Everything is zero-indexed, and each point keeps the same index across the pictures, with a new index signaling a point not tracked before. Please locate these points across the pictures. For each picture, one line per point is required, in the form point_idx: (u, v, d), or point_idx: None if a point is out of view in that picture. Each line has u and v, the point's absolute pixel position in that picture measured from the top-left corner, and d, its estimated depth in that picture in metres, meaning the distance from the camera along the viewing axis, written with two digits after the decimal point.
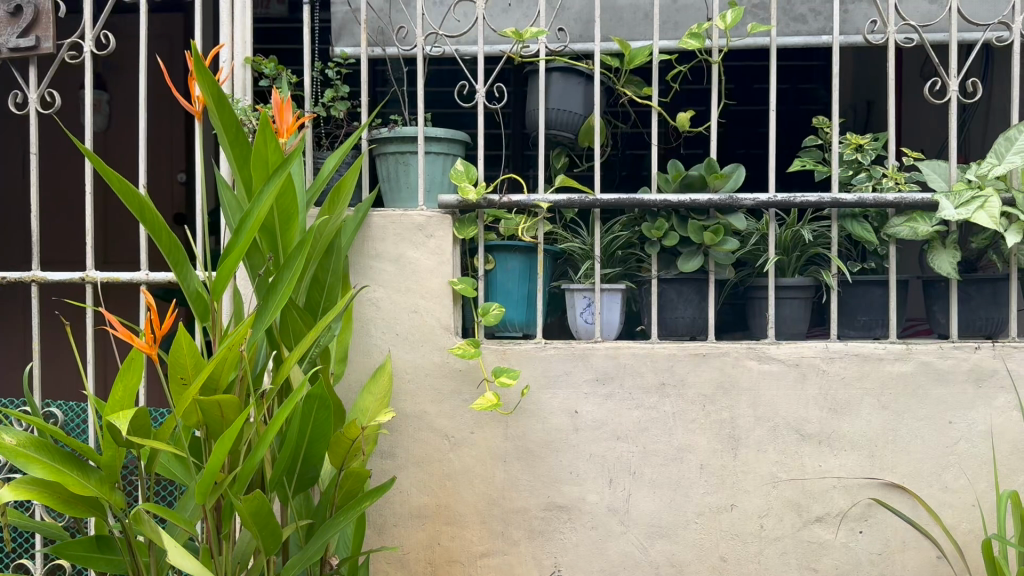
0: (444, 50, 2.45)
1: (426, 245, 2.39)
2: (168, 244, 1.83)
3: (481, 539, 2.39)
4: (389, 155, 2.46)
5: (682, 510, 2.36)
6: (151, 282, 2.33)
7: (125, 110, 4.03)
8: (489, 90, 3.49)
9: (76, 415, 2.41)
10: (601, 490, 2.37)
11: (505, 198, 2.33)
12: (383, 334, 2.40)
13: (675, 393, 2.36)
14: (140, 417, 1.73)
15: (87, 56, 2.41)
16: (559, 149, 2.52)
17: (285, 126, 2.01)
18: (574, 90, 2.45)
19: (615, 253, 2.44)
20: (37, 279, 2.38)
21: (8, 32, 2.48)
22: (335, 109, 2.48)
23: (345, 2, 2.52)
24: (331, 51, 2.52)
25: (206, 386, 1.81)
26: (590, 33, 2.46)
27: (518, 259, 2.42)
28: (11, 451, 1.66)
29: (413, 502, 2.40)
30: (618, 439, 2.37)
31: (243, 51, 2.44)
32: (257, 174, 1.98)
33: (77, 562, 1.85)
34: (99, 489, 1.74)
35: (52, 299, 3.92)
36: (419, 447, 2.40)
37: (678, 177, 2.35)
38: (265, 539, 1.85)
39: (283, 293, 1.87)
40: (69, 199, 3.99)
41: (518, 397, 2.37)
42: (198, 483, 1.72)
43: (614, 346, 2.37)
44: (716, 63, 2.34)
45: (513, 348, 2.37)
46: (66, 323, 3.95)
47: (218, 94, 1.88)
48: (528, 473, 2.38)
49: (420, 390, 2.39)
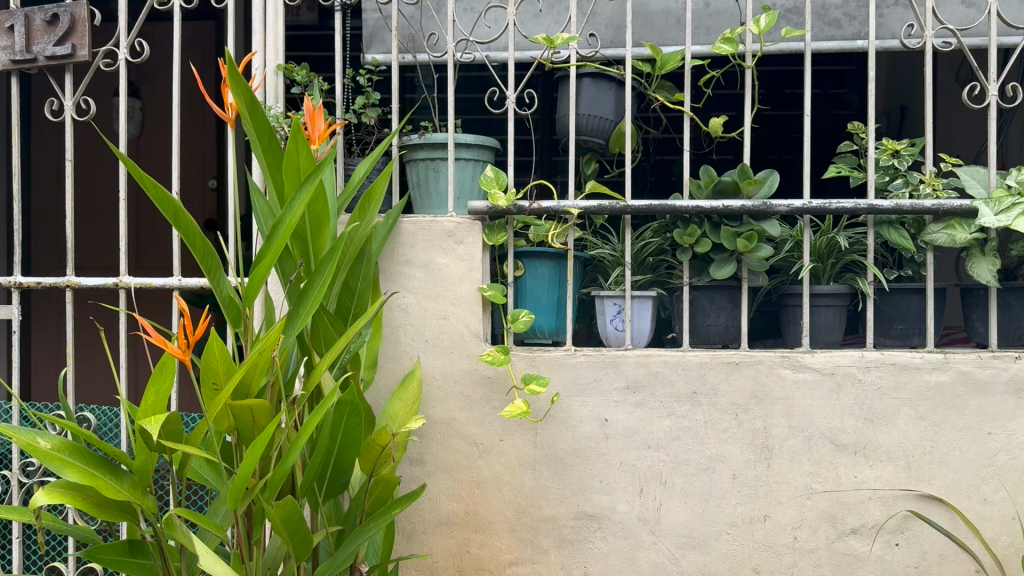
0: (475, 57, 2.44)
1: (455, 251, 2.39)
2: (201, 250, 1.85)
3: (510, 547, 2.38)
4: (419, 161, 2.46)
5: (714, 521, 2.33)
6: (183, 288, 2.34)
7: (158, 116, 4.07)
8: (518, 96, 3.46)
9: (108, 420, 2.43)
10: (631, 499, 2.34)
11: (534, 203, 2.33)
12: (412, 340, 2.40)
13: (707, 402, 2.33)
14: (172, 422, 1.73)
15: (122, 63, 2.43)
16: (589, 155, 2.50)
17: (317, 133, 2.01)
18: (604, 96, 2.42)
19: (646, 259, 2.41)
20: (71, 284, 2.39)
21: (46, 40, 2.51)
22: (365, 116, 2.48)
23: (376, 9, 2.54)
24: (362, 59, 2.54)
25: (238, 392, 1.82)
26: (622, 39, 2.45)
27: (548, 265, 2.40)
28: (45, 455, 1.66)
29: (443, 509, 2.39)
30: (650, 448, 2.34)
31: (275, 58, 2.45)
32: (289, 181, 1.99)
33: (109, 566, 1.86)
34: (131, 494, 1.74)
35: (86, 303, 3.96)
36: (448, 454, 2.39)
37: (710, 183, 2.32)
38: (296, 545, 1.85)
39: (315, 299, 1.88)
40: (103, 205, 4.04)
41: (547, 404, 2.35)
42: (229, 488, 1.72)
43: (645, 353, 2.34)
44: (749, 68, 2.31)
45: (542, 354, 2.36)
46: (99, 328, 3.99)
47: (251, 100, 1.89)
48: (557, 481, 2.36)
49: (449, 397, 2.38)
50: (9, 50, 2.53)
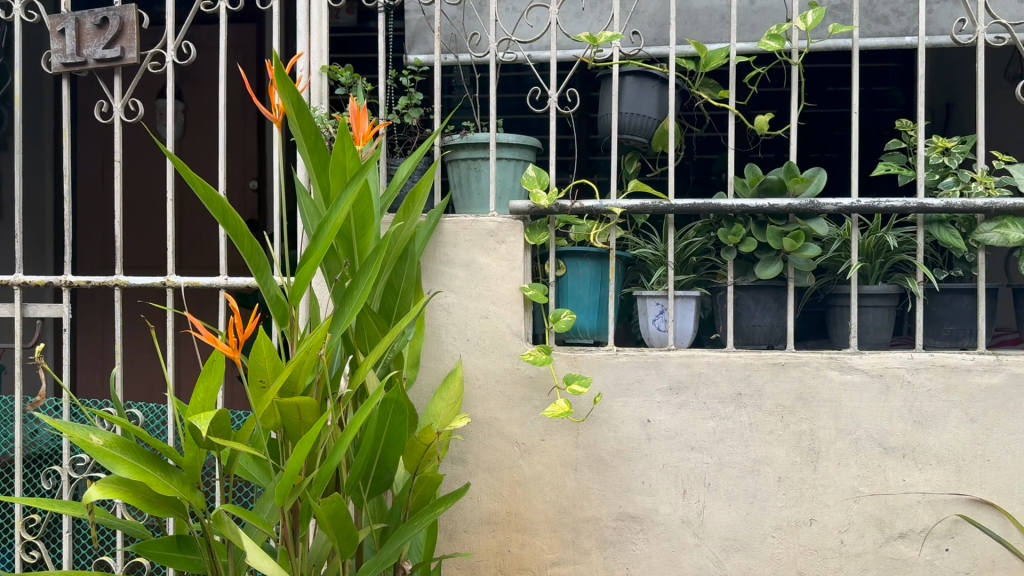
0: (517, 56, 2.43)
1: (497, 251, 2.39)
2: (248, 250, 1.86)
3: (551, 548, 2.37)
4: (460, 161, 2.47)
5: (759, 524, 2.30)
6: (230, 287, 2.37)
7: (201, 117, 4.13)
8: (562, 96, 3.27)
9: (156, 417, 2.47)
10: (674, 501, 2.33)
11: (576, 203, 2.32)
12: (454, 340, 2.40)
13: (752, 404, 2.30)
14: (221, 420, 1.75)
15: (170, 66, 2.46)
16: (631, 154, 2.47)
17: (361, 133, 2.03)
18: (647, 95, 2.39)
19: (689, 258, 2.38)
20: (120, 283, 2.43)
21: (95, 44, 2.55)
22: (408, 117, 2.49)
23: (418, 10, 2.54)
24: (405, 59, 2.55)
25: (285, 390, 1.84)
26: (665, 36, 2.43)
27: (590, 265, 2.39)
28: (97, 451, 1.69)
29: (484, 508, 2.39)
30: (693, 450, 2.32)
31: (319, 59, 2.47)
32: (334, 181, 2.00)
33: (158, 561, 1.88)
34: (180, 490, 1.76)
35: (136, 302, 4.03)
36: (489, 453, 2.39)
37: (756, 181, 2.29)
38: (341, 542, 1.86)
39: (359, 298, 1.89)
40: (150, 206, 4.11)
41: (590, 404, 2.34)
42: (276, 485, 1.74)
43: (688, 354, 2.32)
44: (795, 65, 2.28)
45: (584, 355, 2.35)
46: (150, 326, 4.06)
47: (298, 101, 1.90)
48: (599, 482, 2.35)
49: (491, 396, 2.38)
50: (60, 53, 2.58)
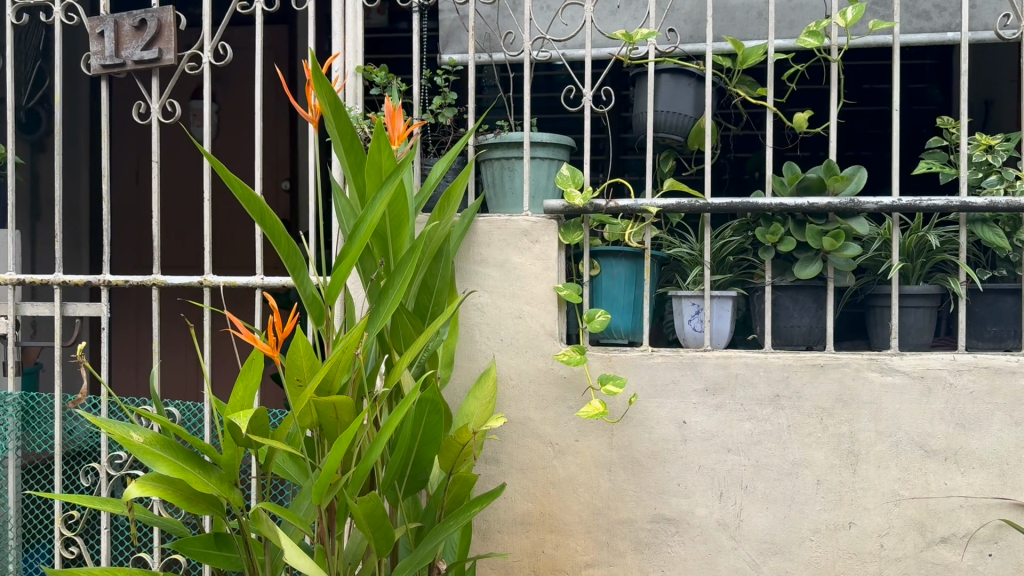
0: (551, 55, 2.42)
1: (531, 250, 2.38)
2: (285, 250, 1.87)
3: (585, 549, 2.36)
4: (494, 160, 2.46)
5: (797, 527, 2.27)
6: (266, 286, 2.38)
7: (235, 118, 4.16)
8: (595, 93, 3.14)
9: (192, 415, 2.49)
10: (710, 503, 2.30)
11: (611, 202, 2.30)
12: (487, 339, 2.40)
13: (790, 405, 2.27)
14: (259, 418, 1.75)
15: (207, 67, 2.48)
16: (667, 153, 2.45)
17: (396, 133, 2.03)
18: (683, 92, 2.36)
19: (726, 258, 2.36)
20: (158, 282, 2.45)
21: (134, 45, 2.58)
22: (442, 116, 2.49)
23: (452, 10, 2.54)
24: (439, 59, 2.55)
25: (322, 388, 1.85)
26: (701, 33, 2.40)
27: (625, 265, 2.36)
28: (137, 448, 1.70)
29: (518, 508, 2.38)
30: (730, 452, 2.29)
31: (355, 60, 2.48)
32: (370, 181, 2.00)
33: (197, 558, 1.90)
34: (218, 488, 1.77)
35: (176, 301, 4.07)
36: (523, 454, 2.38)
37: (794, 180, 2.26)
38: (378, 541, 1.86)
39: (395, 298, 1.89)
40: (186, 206, 4.15)
41: (625, 405, 2.32)
42: (314, 483, 1.74)
43: (725, 354, 2.30)
44: (834, 62, 2.25)
45: (618, 355, 2.33)
46: (190, 326, 4.10)
47: (335, 101, 1.90)
48: (634, 483, 2.33)
49: (525, 396, 2.37)
50: (99, 55, 2.61)
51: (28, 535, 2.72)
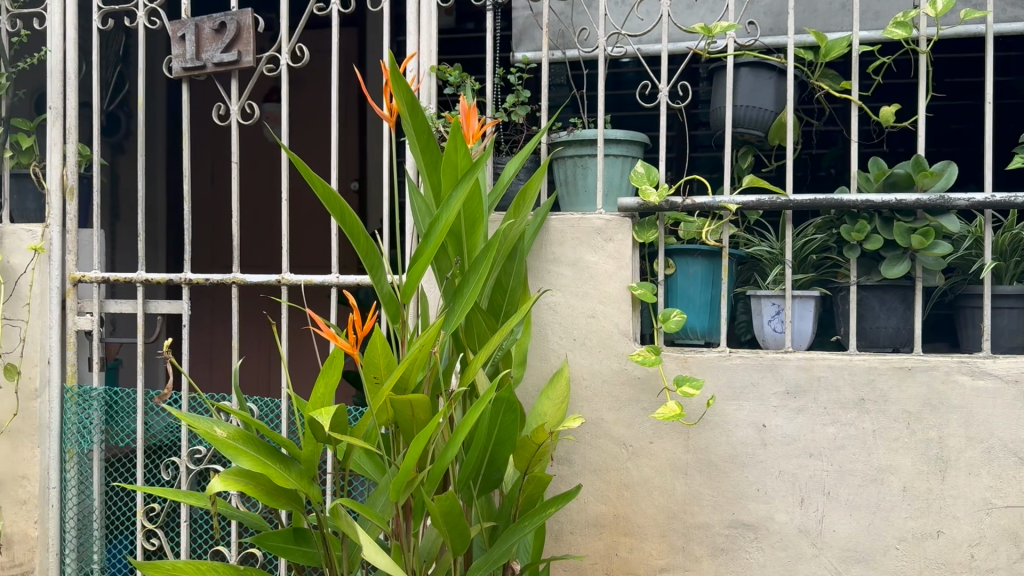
0: (627, 50, 2.39)
1: (605, 249, 2.35)
2: (364, 248, 1.88)
3: (661, 553, 2.32)
4: (567, 158, 2.43)
5: (882, 535, 2.19)
6: (341, 285, 2.41)
7: (307, 118, 4.23)
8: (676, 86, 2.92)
9: (270, 411, 2.54)
10: (791, 509, 2.24)
11: (688, 199, 2.26)
12: (560, 339, 2.37)
13: (876, 409, 2.20)
14: (339, 414, 1.76)
15: (284, 68, 2.51)
16: (746, 148, 2.39)
17: (471, 132, 2.03)
18: (764, 86, 2.30)
19: (809, 257, 2.28)
20: (237, 281, 2.49)
21: (214, 48, 2.63)
22: (515, 114, 2.48)
23: (526, 7, 2.53)
24: (512, 57, 2.54)
25: (398, 386, 1.85)
26: (782, 26, 2.34)
27: (701, 263, 2.30)
28: (221, 443, 1.72)
29: (592, 510, 2.35)
30: (812, 457, 2.23)
31: (429, 60, 2.49)
32: (446, 180, 2.00)
33: (277, 552, 1.92)
34: (298, 483, 1.79)
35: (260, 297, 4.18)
36: (597, 455, 2.35)
37: (881, 176, 2.19)
38: (454, 539, 1.86)
39: (470, 296, 1.89)
40: (262, 206, 4.24)
41: (702, 407, 2.28)
42: (392, 480, 1.75)
43: (807, 356, 2.23)
44: (923, 53, 2.17)
45: (695, 356, 2.28)
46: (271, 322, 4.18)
47: (412, 101, 1.90)
48: (711, 487, 2.28)
49: (598, 396, 2.35)
50: (180, 58, 2.66)
51: (111, 526, 2.78)
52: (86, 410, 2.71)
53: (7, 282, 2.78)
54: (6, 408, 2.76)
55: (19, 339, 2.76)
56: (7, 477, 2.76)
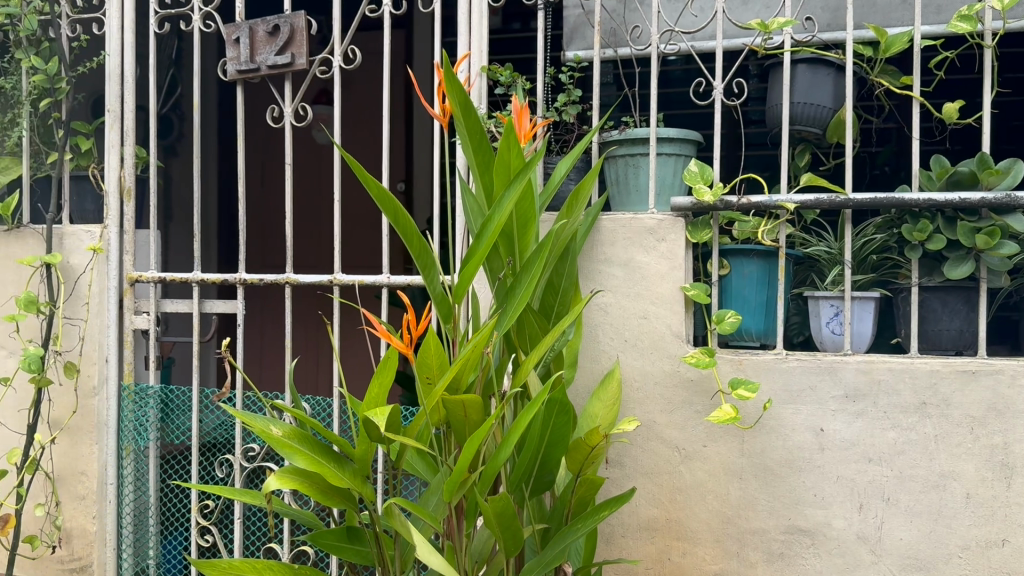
0: (680, 47, 2.36)
1: (657, 249, 2.32)
2: (417, 249, 1.88)
3: (714, 558, 2.28)
4: (618, 157, 2.39)
5: (944, 543, 2.14)
6: (392, 285, 2.42)
7: (357, 120, 4.27)
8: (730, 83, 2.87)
9: (321, 410, 2.57)
10: (849, 515, 2.19)
11: (743, 198, 2.22)
12: (611, 340, 2.35)
13: (938, 414, 2.14)
14: (393, 414, 1.77)
15: (336, 70, 2.53)
16: (804, 146, 2.37)
17: (523, 131, 2.03)
18: (823, 83, 2.25)
19: (868, 257, 2.25)
20: (289, 282, 2.51)
21: (268, 51, 2.66)
22: (566, 113, 2.46)
23: (578, 6, 2.51)
24: (564, 56, 2.52)
25: (451, 387, 1.85)
26: (840, 21, 2.31)
27: (757, 264, 2.26)
28: (277, 441, 1.73)
29: (644, 514, 2.33)
30: (871, 462, 2.18)
31: (480, 60, 2.48)
32: (498, 180, 1.99)
33: (331, 551, 1.94)
34: (352, 481, 1.80)
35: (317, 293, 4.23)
36: (649, 458, 2.32)
37: (944, 175, 2.13)
38: (506, 541, 1.85)
39: (522, 297, 1.88)
40: (313, 206, 4.28)
41: (758, 410, 2.24)
42: (446, 480, 1.75)
43: (867, 359, 2.18)
44: (988, 48, 2.10)
45: (750, 358, 2.25)
46: (326, 319, 4.22)
47: (465, 102, 1.90)
48: (766, 492, 2.24)
49: (650, 399, 2.32)
50: (235, 61, 2.69)
51: (167, 522, 2.83)
52: (143, 408, 2.76)
53: (67, 282, 2.84)
54: (66, 405, 2.82)
55: (78, 337, 2.82)
56: (67, 473, 2.82)
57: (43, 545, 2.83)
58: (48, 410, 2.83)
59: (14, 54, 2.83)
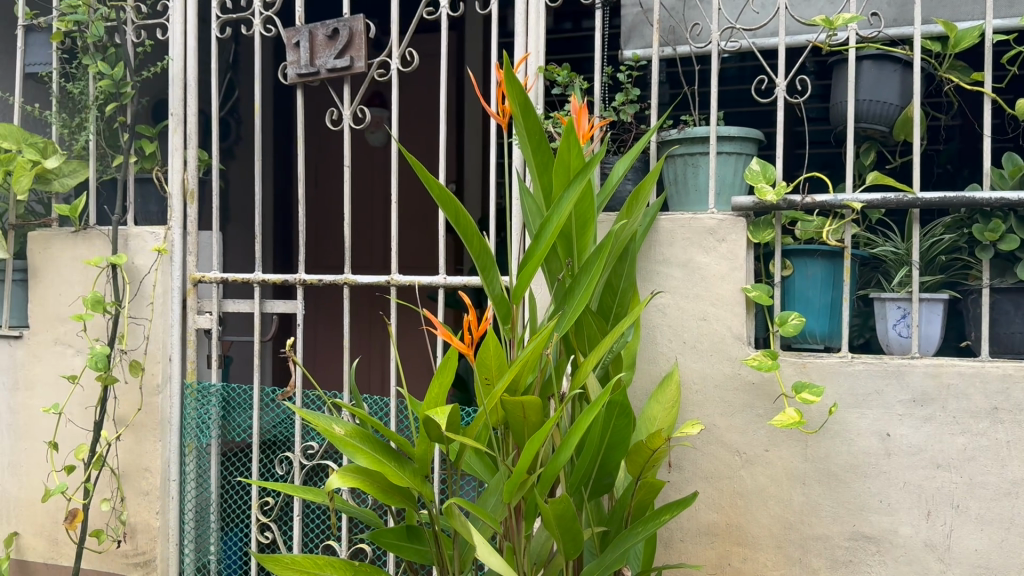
0: (741, 44, 2.33)
1: (717, 250, 2.29)
2: (477, 250, 1.88)
3: (776, 564, 2.24)
4: (677, 157, 2.36)
5: (1017, 553, 2.07)
6: (448, 285, 2.43)
7: (414, 121, 4.30)
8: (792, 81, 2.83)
9: (379, 409, 2.60)
10: (916, 523, 2.14)
11: (807, 198, 2.18)
12: (670, 342, 2.33)
13: (1011, 419, 2.07)
14: (453, 414, 1.77)
15: (394, 72, 2.54)
16: (869, 143, 2.32)
17: (581, 132, 2.01)
18: (889, 79, 2.20)
19: (937, 257, 2.19)
20: (348, 282, 2.54)
21: (327, 54, 2.69)
22: (624, 113, 2.44)
23: (636, 4, 2.49)
24: (622, 55, 2.50)
25: (510, 388, 1.85)
26: (907, 16, 2.23)
27: (820, 264, 2.21)
28: (339, 440, 1.75)
29: (703, 518, 2.30)
30: (939, 468, 2.12)
31: (537, 60, 2.48)
32: (558, 181, 1.99)
33: (392, 550, 1.95)
34: (411, 480, 1.81)
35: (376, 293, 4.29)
36: (708, 461, 2.29)
37: (1016, 173, 2.08)
38: (566, 543, 1.84)
39: (581, 299, 1.87)
40: (371, 207, 4.32)
41: (823, 415, 2.20)
42: (506, 481, 1.74)
43: (936, 363, 2.12)
44: None
45: (814, 361, 2.20)
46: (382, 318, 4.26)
47: (525, 104, 1.90)
48: (830, 498, 2.20)
49: (710, 402, 2.29)
50: (295, 65, 2.73)
51: (227, 518, 2.88)
52: (205, 406, 2.82)
53: (132, 282, 2.91)
54: (131, 402, 2.89)
55: (143, 336, 2.88)
56: (131, 469, 2.89)
57: (109, 540, 2.90)
58: (114, 408, 2.90)
59: (81, 59, 2.89)
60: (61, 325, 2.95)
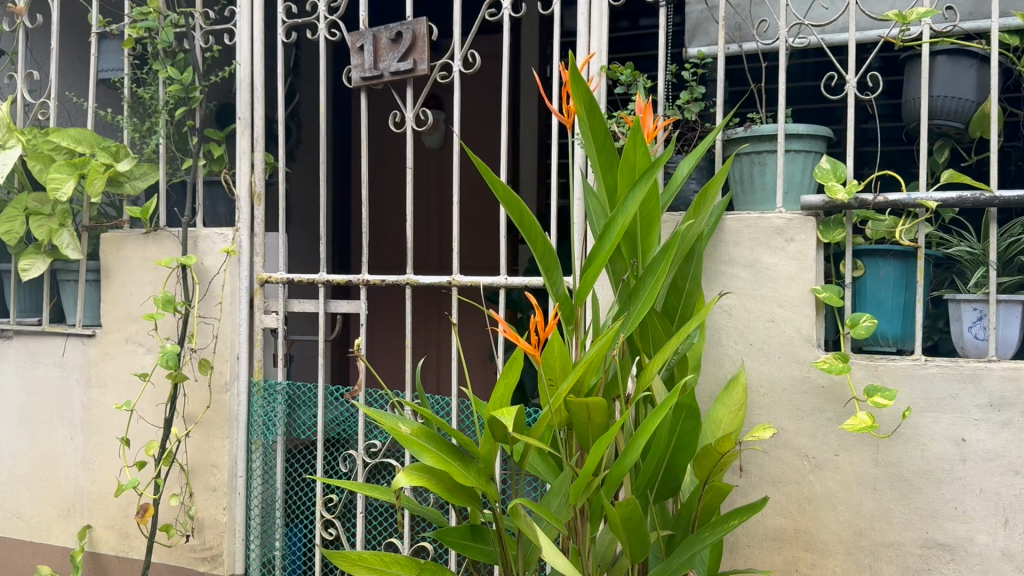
0: (809, 40, 2.28)
1: (785, 250, 2.25)
2: (541, 251, 1.88)
3: (845, 571, 2.20)
4: (743, 156, 2.33)
5: None
6: (510, 285, 2.44)
7: (474, 122, 4.32)
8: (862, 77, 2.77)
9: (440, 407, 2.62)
10: (994, 531, 2.07)
11: (879, 197, 2.12)
12: (736, 344, 2.30)
13: None
14: (518, 415, 1.77)
15: (457, 74, 2.55)
16: (943, 141, 2.25)
17: (647, 130, 1.99)
18: (964, 74, 2.14)
19: (1015, 257, 2.12)
20: (411, 282, 2.56)
21: (391, 57, 2.71)
22: (688, 111, 2.40)
23: (701, 1, 2.47)
24: (686, 53, 2.47)
25: (574, 389, 1.84)
26: (982, 10, 2.19)
27: (893, 265, 2.16)
28: (405, 438, 1.77)
29: (770, 523, 2.26)
30: (1018, 474, 2.05)
31: (601, 60, 2.47)
32: (623, 181, 1.98)
33: (458, 549, 1.96)
34: (476, 480, 1.81)
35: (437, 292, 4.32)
36: (776, 465, 2.25)
37: None
38: (632, 546, 1.83)
39: (646, 300, 1.86)
40: (432, 208, 4.36)
41: (895, 420, 2.15)
42: (573, 482, 1.74)
43: (1015, 366, 2.06)
44: None
45: (886, 364, 2.15)
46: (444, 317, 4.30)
47: (591, 104, 1.89)
48: (902, 504, 2.14)
49: (778, 405, 2.26)
50: (359, 68, 2.77)
51: (292, 514, 2.94)
52: (271, 403, 2.88)
53: (201, 282, 2.97)
54: (200, 400, 2.95)
55: (212, 336, 2.94)
56: (200, 465, 2.94)
57: (178, 535, 2.97)
58: (183, 405, 2.96)
59: (152, 65, 2.96)
60: (133, 324, 3.03)
